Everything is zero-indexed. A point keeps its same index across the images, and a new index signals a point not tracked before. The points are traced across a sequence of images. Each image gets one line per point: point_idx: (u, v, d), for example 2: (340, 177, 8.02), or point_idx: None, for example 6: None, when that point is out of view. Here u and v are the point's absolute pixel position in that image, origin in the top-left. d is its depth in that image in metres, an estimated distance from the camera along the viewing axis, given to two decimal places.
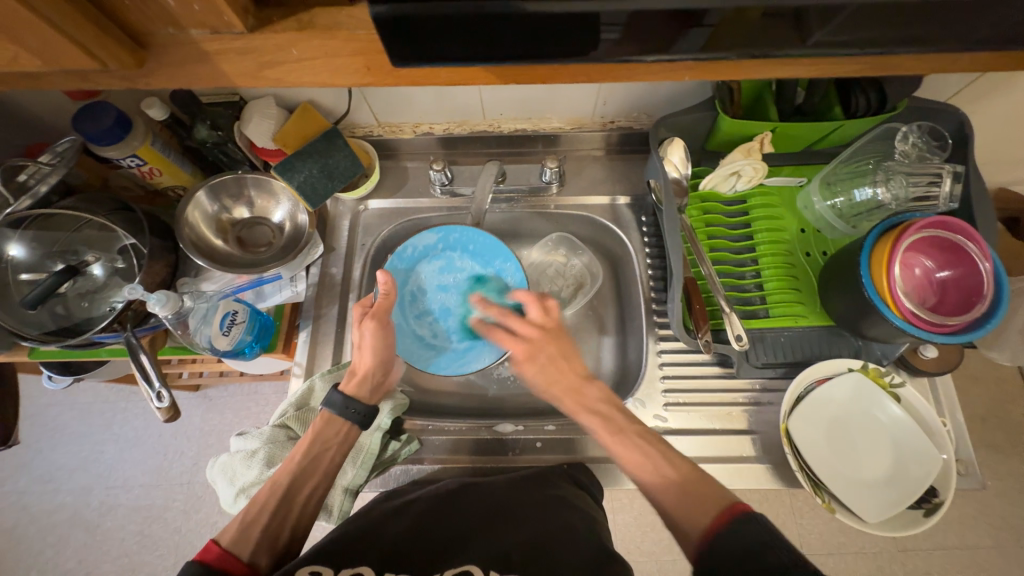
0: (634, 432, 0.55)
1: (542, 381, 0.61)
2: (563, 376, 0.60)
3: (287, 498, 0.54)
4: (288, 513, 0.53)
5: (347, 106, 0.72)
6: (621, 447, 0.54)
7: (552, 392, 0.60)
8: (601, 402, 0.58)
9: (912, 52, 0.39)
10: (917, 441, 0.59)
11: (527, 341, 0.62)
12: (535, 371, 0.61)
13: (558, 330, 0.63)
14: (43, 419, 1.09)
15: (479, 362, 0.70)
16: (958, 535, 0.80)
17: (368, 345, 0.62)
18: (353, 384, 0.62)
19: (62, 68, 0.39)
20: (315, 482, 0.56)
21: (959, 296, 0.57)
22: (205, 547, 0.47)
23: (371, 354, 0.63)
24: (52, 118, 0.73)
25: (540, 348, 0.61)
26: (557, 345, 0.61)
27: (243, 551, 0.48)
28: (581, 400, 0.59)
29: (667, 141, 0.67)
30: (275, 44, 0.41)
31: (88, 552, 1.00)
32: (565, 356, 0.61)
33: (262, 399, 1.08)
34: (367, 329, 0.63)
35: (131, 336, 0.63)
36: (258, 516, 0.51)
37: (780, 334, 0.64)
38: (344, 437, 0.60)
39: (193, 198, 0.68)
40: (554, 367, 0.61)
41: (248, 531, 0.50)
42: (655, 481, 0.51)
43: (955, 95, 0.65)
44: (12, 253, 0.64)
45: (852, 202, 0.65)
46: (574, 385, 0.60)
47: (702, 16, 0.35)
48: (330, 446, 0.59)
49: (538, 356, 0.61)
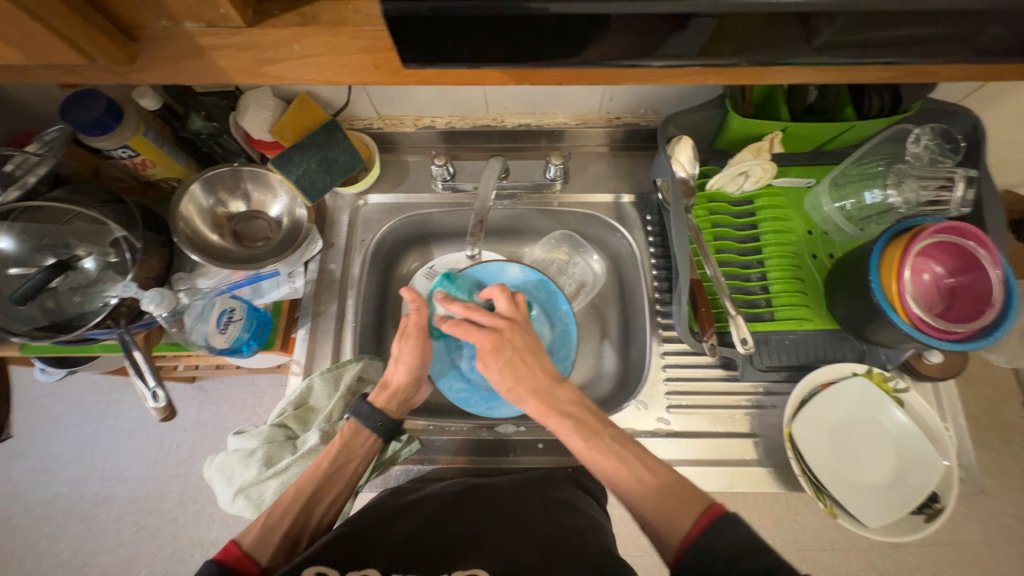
0: (607, 434, 0.55)
1: (509, 376, 0.61)
2: (532, 374, 0.61)
3: (307, 506, 0.54)
4: (308, 518, 0.54)
5: (347, 97, 0.70)
6: (596, 451, 0.53)
7: (518, 391, 0.60)
8: (570, 403, 0.58)
9: (934, 58, 0.38)
10: (919, 448, 0.60)
11: (494, 332, 0.62)
12: (501, 364, 0.62)
13: (524, 324, 0.65)
14: (36, 410, 1.08)
15: (507, 409, 0.70)
16: (951, 533, 0.80)
17: (406, 361, 0.64)
18: (383, 397, 0.63)
19: (47, 62, 0.37)
20: (335, 493, 0.57)
21: (967, 303, 0.56)
22: (225, 547, 0.49)
23: (406, 370, 0.64)
24: (39, 106, 0.70)
25: (506, 341, 0.62)
26: (522, 336, 0.63)
27: (261, 556, 0.49)
28: (551, 401, 0.58)
29: (675, 140, 0.66)
30: (277, 40, 0.39)
31: (83, 543, 1.00)
32: (530, 349, 0.62)
33: (259, 391, 1.08)
34: (408, 345, 0.65)
35: (126, 333, 0.61)
36: (279, 520, 0.52)
37: (785, 337, 0.64)
38: (367, 451, 0.60)
39: (187, 190, 0.66)
40: (520, 362, 0.61)
41: (268, 535, 0.51)
42: (616, 471, 0.52)
43: (967, 98, 0.64)
44: (0, 245, 0.62)
45: (863, 205, 0.64)
46: (542, 382, 0.60)
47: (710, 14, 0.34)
48: (353, 456, 0.59)
49: (504, 349, 0.62)
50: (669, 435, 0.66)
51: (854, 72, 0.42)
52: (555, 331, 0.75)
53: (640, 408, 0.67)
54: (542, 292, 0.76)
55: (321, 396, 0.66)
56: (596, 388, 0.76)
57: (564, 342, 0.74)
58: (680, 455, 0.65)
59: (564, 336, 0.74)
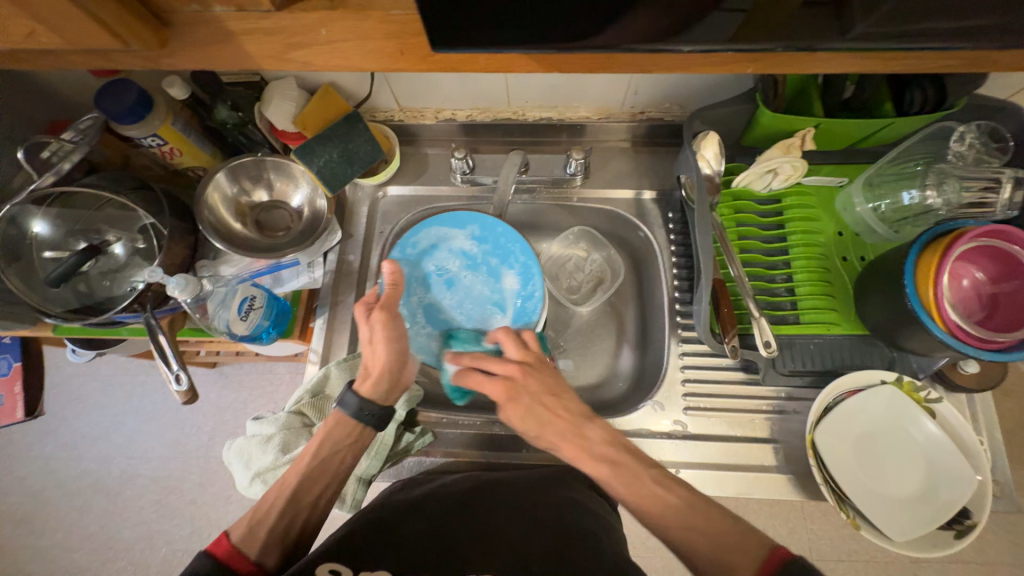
0: (646, 472, 0.51)
1: (533, 424, 0.56)
2: (555, 418, 0.56)
3: (294, 501, 0.53)
4: (297, 511, 0.53)
5: (369, 89, 0.70)
6: (631, 489, 0.50)
7: (548, 437, 0.56)
8: (634, 444, 0.53)
9: (989, 45, 0.36)
10: (952, 461, 0.57)
11: (506, 380, 0.58)
12: (521, 411, 0.57)
13: (537, 364, 0.61)
14: (67, 388, 1.12)
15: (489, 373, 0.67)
16: (977, 550, 0.77)
17: (380, 339, 0.60)
18: (368, 385, 0.60)
19: (81, 45, 0.38)
20: (322, 485, 0.56)
21: (1008, 311, 0.53)
22: (217, 540, 0.49)
23: (385, 349, 0.60)
24: (76, 95, 0.72)
25: (520, 388, 0.58)
26: (539, 379, 0.59)
27: (250, 549, 0.49)
28: (583, 443, 0.54)
29: (701, 134, 0.63)
30: (305, 24, 0.39)
31: (109, 518, 1.04)
32: (547, 392, 0.58)
33: (277, 378, 1.10)
34: (376, 322, 0.60)
35: (151, 316, 0.62)
36: (267, 515, 0.52)
37: (810, 341, 0.61)
38: (354, 440, 0.59)
39: (213, 179, 0.67)
40: (539, 408, 0.57)
41: (256, 529, 0.51)
42: (658, 504, 0.48)
43: (1016, 94, 0.61)
44: (36, 229, 0.64)
45: (899, 206, 0.61)
46: (568, 424, 0.55)
47: None
48: (338, 448, 0.58)
49: (520, 397, 0.57)
50: (685, 437, 0.65)
51: (894, 61, 0.40)
52: (516, 274, 0.71)
53: (656, 409, 0.66)
54: (492, 239, 0.72)
55: (336, 384, 0.66)
56: (612, 387, 0.74)
57: (527, 282, 0.71)
58: (696, 457, 0.64)
59: (526, 274, 0.71)
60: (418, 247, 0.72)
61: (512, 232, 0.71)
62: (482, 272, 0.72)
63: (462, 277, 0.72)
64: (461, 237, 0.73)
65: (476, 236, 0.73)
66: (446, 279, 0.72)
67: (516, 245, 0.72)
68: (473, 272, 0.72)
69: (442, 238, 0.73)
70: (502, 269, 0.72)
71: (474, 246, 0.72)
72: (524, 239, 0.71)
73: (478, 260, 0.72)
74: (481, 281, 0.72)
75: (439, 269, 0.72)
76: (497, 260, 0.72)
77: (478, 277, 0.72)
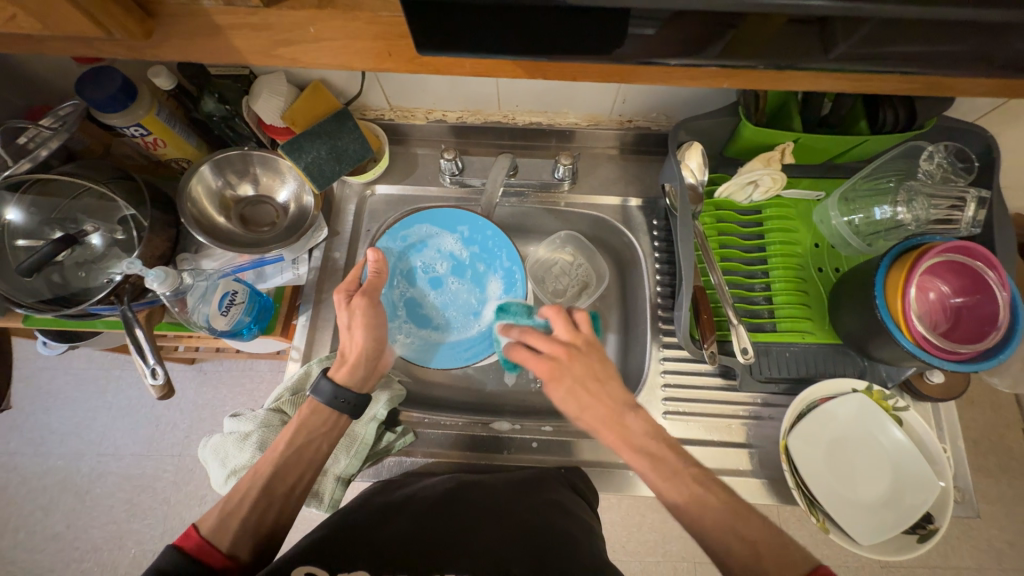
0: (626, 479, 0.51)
1: (571, 405, 0.57)
2: (596, 404, 0.55)
3: (268, 493, 0.53)
4: (269, 507, 0.52)
5: (359, 87, 0.70)
6: None
7: (587, 420, 0.56)
8: (615, 450, 0.54)
9: (953, 71, 0.38)
10: (917, 467, 0.59)
11: (552, 360, 0.58)
12: (561, 391, 0.57)
13: (586, 348, 0.59)
14: (37, 382, 1.09)
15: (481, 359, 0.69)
16: (941, 555, 0.79)
17: (358, 324, 0.60)
18: (344, 371, 0.59)
19: (64, 32, 0.37)
20: (297, 476, 0.55)
21: (972, 324, 0.55)
22: (186, 533, 0.49)
23: (362, 335, 0.60)
24: (56, 81, 0.71)
25: (566, 369, 0.57)
26: (585, 364, 0.57)
27: (222, 541, 0.48)
28: (622, 431, 0.54)
29: (685, 145, 0.66)
30: (294, 22, 0.39)
31: (76, 516, 1.00)
32: (592, 376, 0.57)
33: (258, 376, 1.08)
34: (357, 309, 0.60)
35: (128, 309, 0.61)
36: (238, 507, 0.51)
37: (785, 349, 0.63)
38: (330, 428, 0.58)
39: (197, 172, 0.66)
40: (582, 391, 0.56)
41: (228, 520, 0.50)
42: None
43: (982, 117, 0.64)
44: (8, 217, 0.62)
45: (871, 220, 0.63)
46: (610, 410, 0.55)
47: (722, 16, 0.33)
48: (313, 435, 0.57)
49: (564, 377, 0.57)
50: None
51: (865, 81, 0.42)
52: (500, 280, 0.72)
53: None
54: (481, 241, 0.72)
55: None
56: None
57: (511, 286, 0.71)
58: None
59: (511, 279, 0.71)
60: (407, 241, 0.72)
61: (501, 235, 0.71)
62: (468, 277, 0.73)
63: (448, 280, 0.73)
64: (453, 240, 0.73)
65: (466, 239, 0.73)
66: (431, 278, 0.73)
67: (503, 249, 0.72)
68: (459, 277, 0.73)
69: (433, 237, 0.73)
70: (488, 275, 0.72)
71: (466, 250, 0.73)
72: (510, 245, 0.71)
73: (465, 264, 0.73)
74: (466, 288, 0.73)
75: (425, 266, 0.73)
76: (483, 265, 0.73)
77: (464, 283, 0.73)
